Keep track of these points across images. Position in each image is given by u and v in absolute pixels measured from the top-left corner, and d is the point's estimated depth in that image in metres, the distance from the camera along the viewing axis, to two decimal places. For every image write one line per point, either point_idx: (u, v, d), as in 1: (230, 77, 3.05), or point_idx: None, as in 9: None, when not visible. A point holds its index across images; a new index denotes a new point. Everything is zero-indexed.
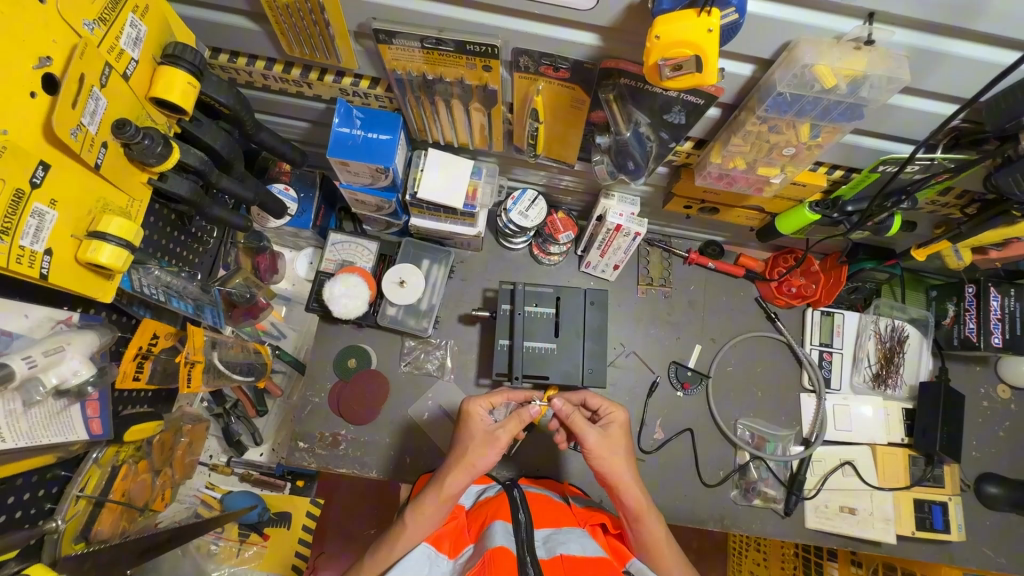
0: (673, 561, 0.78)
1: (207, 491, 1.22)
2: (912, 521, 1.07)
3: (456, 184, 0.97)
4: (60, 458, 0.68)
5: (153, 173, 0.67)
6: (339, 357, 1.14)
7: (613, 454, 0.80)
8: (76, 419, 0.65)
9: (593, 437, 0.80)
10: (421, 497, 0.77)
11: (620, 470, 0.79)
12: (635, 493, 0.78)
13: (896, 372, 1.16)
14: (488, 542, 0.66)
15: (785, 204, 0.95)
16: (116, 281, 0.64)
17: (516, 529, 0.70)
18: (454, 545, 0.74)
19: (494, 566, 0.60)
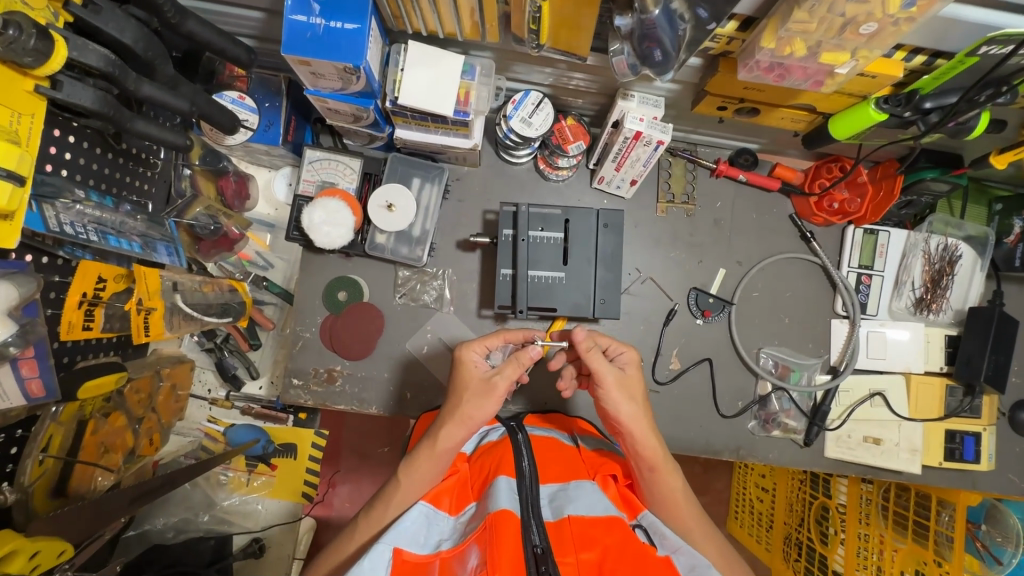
0: (686, 509, 0.79)
1: (210, 424, 1.19)
2: (941, 452, 1.02)
3: (445, 86, 0.81)
4: (1, 425, 0.62)
5: (42, 78, 0.54)
6: (328, 289, 1.04)
7: (629, 395, 0.79)
8: (9, 383, 0.59)
9: (610, 374, 0.79)
10: (418, 454, 0.79)
11: (635, 412, 0.78)
12: (652, 436, 0.78)
13: (942, 296, 1.05)
14: (490, 504, 0.68)
15: (845, 101, 0.77)
16: (18, 220, 0.54)
17: (519, 486, 0.71)
18: (457, 501, 0.78)
19: (496, 535, 0.63)
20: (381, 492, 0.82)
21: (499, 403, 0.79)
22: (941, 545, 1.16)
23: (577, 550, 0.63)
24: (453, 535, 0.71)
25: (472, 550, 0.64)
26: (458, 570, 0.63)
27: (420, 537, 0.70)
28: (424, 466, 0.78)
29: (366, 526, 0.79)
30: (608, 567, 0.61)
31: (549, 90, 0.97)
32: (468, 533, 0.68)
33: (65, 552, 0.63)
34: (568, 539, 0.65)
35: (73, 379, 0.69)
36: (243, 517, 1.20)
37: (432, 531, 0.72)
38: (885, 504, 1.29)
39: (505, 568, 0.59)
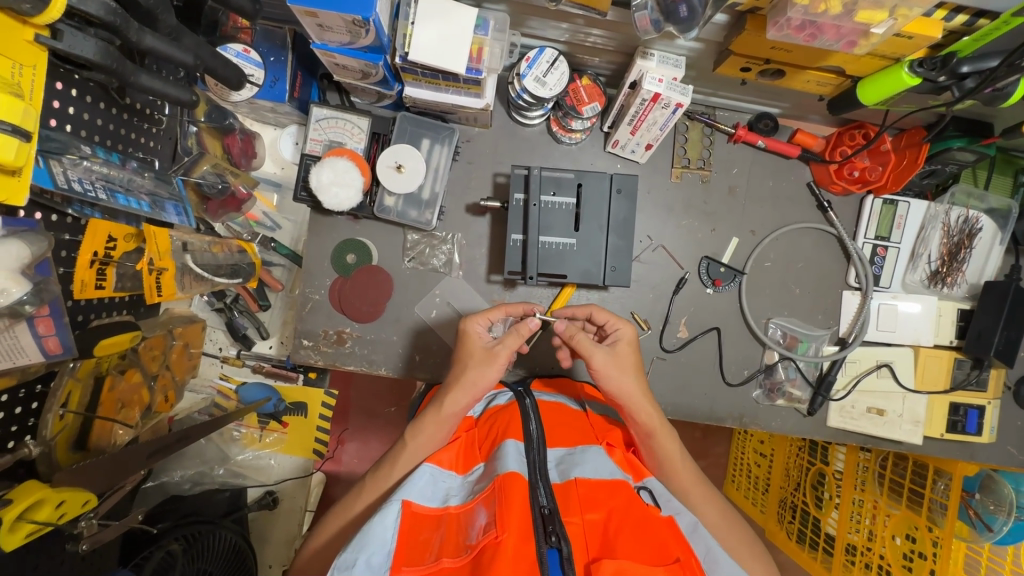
0: (685, 474, 0.81)
1: (222, 382, 1.21)
2: (943, 423, 1.03)
3: (457, 41, 0.78)
4: (22, 380, 0.63)
5: (42, 28, 0.52)
6: (336, 251, 1.03)
7: (617, 372, 0.82)
8: (27, 341, 0.59)
9: (599, 357, 0.82)
10: (425, 418, 0.82)
11: (627, 388, 0.81)
12: (646, 411, 0.81)
13: (958, 270, 1.03)
14: (498, 466, 0.69)
15: (876, 64, 0.74)
16: (25, 178, 0.53)
17: (528, 449, 0.73)
18: (464, 461, 0.79)
19: (505, 494, 0.64)
20: (390, 452, 0.84)
21: (501, 371, 0.82)
22: (935, 512, 1.19)
23: (582, 511, 0.66)
24: (461, 492, 0.72)
25: (480, 509, 0.66)
26: (467, 525, 0.65)
27: (429, 493, 0.72)
28: (431, 428, 0.81)
29: (377, 485, 0.81)
30: (612, 528, 0.64)
31: (565, 48, 0.93)
32: (477, 492, 0.70)
33: (87, 502, 0.66)
34: (574, 500, 0.67)
35: (88, 336, 0.69)
36: (255, 472, 1.24)
37: (440, 488, 0.73)
38: (882, 471, 1.32)
39: (513, 526, 0.61)
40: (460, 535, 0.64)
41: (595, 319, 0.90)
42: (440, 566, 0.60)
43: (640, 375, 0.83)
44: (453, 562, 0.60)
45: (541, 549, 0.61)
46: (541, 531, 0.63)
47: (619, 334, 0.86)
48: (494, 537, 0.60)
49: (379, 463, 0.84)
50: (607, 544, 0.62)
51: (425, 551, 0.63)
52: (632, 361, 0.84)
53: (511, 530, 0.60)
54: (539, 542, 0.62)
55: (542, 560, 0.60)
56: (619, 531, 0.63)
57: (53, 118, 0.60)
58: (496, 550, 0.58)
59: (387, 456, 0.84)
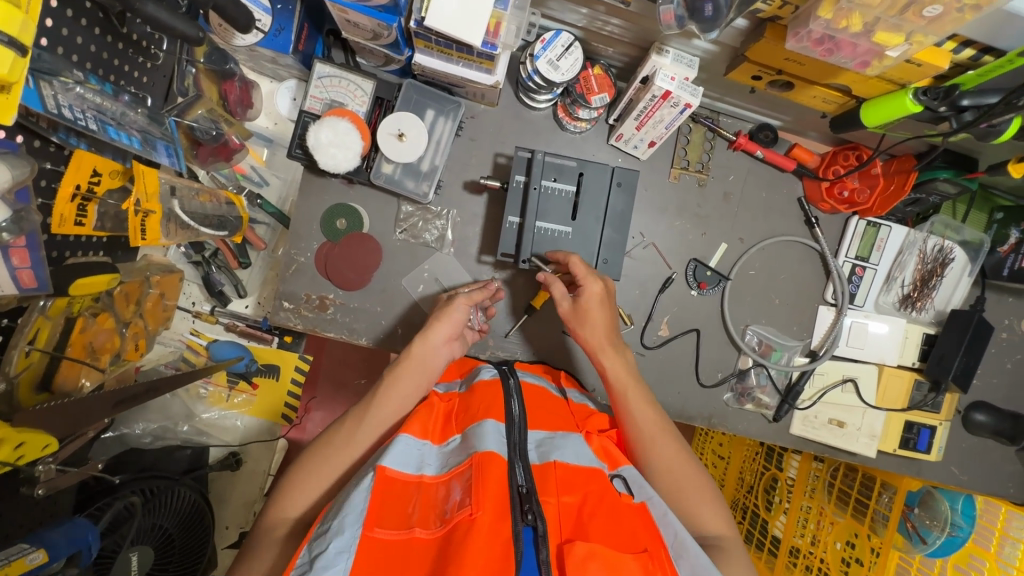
0: (648, 424, 0.83)
1: (191, 337, 1.18)
2: (897, 439, 1.07)
3: (476, 13, 0.76)
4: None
5: None
6: (327, 214, 1.01)
7: (580, 322, 0.89)
8: (0, 271, 0.56)
9: (565, 305, 0.90)
10: (398, 371, 0.83)
11: (593, 338, 0.89)
12: (614, 361, 0.87)
13: (928, 295, 1.08)
14: (476, 443, 0.70)
15: (881, 87, 0.76)
16: (16, 98, 0.50)
17: (508, 429, 0.74)
18: (440, 431, 0.79)
19: (482, 471, 0.65)
20: (359, 405, 0.83)
21: (460, 327, 0.88)
22: (876, 522, 1.28)
23: (558, 493, 0.67)
24: (436, 461, 0.73)
25: (455, 484, 0.67)
26: (442, 498, 0.66)
27: (405, 458, 0.71)
28: (406, 384, 0.83)
29: (351, 440, 0.80)
30: (587, 511, 0.66)
31: (581, 34, 0.92)
32: (453, 464, 0.70)
33: (48, 446, 0.64)
34: (551, 483, 0.69)
35: (64, 273, 0.66)
36: (221, 431, 1.21)
37: (415, 454, 0.73)
38: (832, 481, 1.39)
39: (489, 505, 0.62)
40: (434, 507, 0.65)
41: (572, 270, 0.88)
42: (412, 536, 0.62)
43: (606, 323, 0.88)
44: (426, 534, 0.62)
45: (517, 527, 0.62)
46: (518, 510, 0.63)
47: (584, 288, 0.88)
48: (470, 514, 0.61)
49: (348, 416, 0.83)
50: (581, 526, 0.64)
51: (399, 517, 0.64)
52: (602, 308, 0.88)
53: (486, 509, 0.62)
54: (516, 521, 0.62)
55: (517, 537, 0.61)
56: (594, 514, 0.65)
57: (43, 37, 0.57)
58: (471, 527, 0.60)
59: (358, 411, 0.82)
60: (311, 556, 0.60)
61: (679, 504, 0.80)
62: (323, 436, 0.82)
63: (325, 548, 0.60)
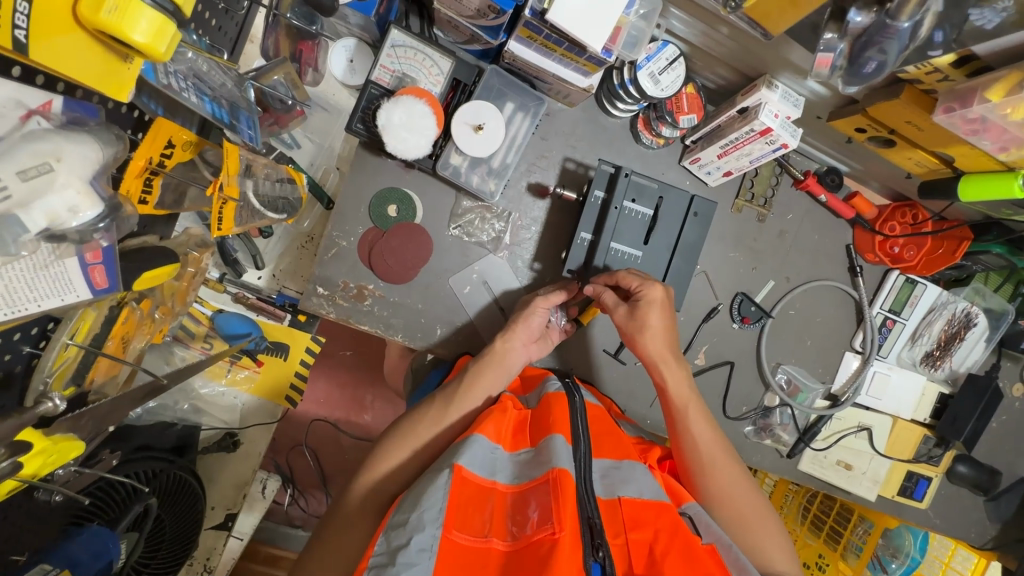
0: (709, 449, 0.83)
1: (195, 305, 1.05)
2: (896, 485, 1.14)
3: (604, 16, 0.68)
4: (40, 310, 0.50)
5: None
6: (378, 199, 0.92)
7: (641, 333, 0.84)
8: (71, 272, 0.51)
9: (620, 313, 0.84)
10: (484, 362, 0.83)
11: (653, 351, 0.84)
12: (675, 378, 0.85)
13: (948, 355, 1.13)
14: (551, 458, 0.67)
15: (986, 165, 0.75)
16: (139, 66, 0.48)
17: (576, 448, 0.71)
18: (512, 438, 0.76)
19: (560, 489, 0.62)
20: (445, 388, 0.81)
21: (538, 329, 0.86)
22: (849, 551, 1.38)
23: (626, 530, 0.65)
24: (508, 468, 0.70)
25: (530, 499, 0.64)
26: (518, 509, 0.63)
27: (480, 459, 0.68)
28: (488, 374, 0.82)
29: (437, 422, 0.78)
30: (659, 550, 0.64)
31: (685, 48, 0.86)
32: (527, 475, 0.67)
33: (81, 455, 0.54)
34: (619, 518, 0.67)
35: (131, 268, 0.58)
36: (218, 409, 1.11)
37: (489, 456, 0.70)
38: (807, 506, 1.53)
39: (570, 524, 0.59)
40: (511, 517, 0.63)
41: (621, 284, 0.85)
42: (490, 545, 0.60)
43: (666, 335, 0.84)
44: (503, 545, 0.60)
45: (588, 560, 0.60)
46: (589, 544, 0.61)
47: (642, 295, 0.82)
48: (552, 533, 0.58)
49: (433, 399, 0.81)
50: (654, 567, 0.62)
51: (475, 522, 0.62)
52: (661, 321, 0.83)
53: (568, 529, 0.59)
54: (587, 555, 0.60)
55: (589, 569, 0.59)
56: (667, 552, 0.63)
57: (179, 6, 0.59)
58: (554, 547, 0.57)
59: (444, 394, 0.80)
60: (389, 549, 0.58)
61: (740, 527, 0.81)
62: (406, 416, 0.81)
63: (405, 542, 0.58)
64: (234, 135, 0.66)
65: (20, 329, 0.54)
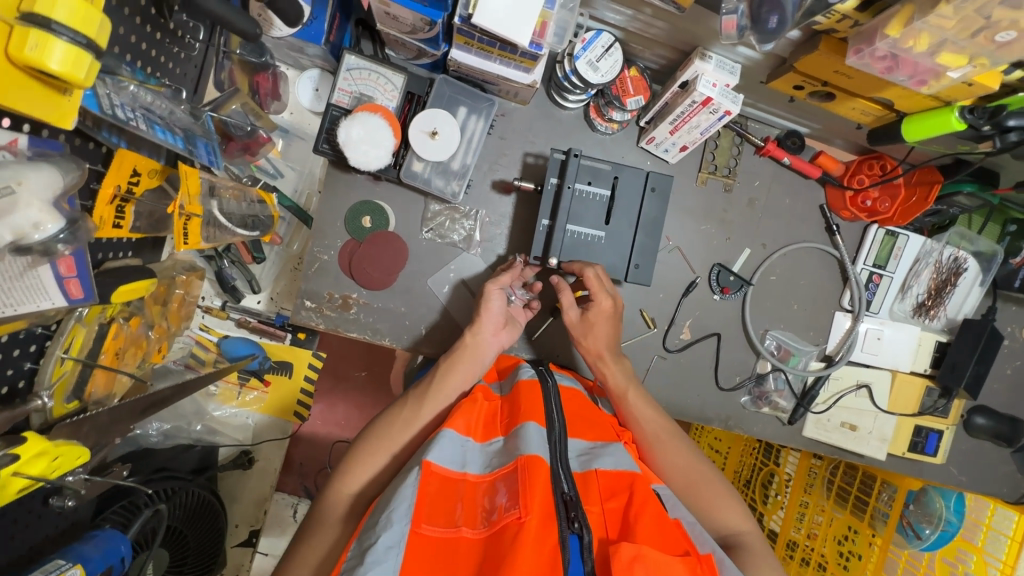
0: (656, 425, 0.85)
1: (201, 333, 1.14)
2: (906, 442, 1.11)
3: (527, 11, 0.73)
4: (27, 322, 0.58)
5: None
6: (352, 211, 0.98)
7: (584, 332, 0.90)
8: (46, 280, 0.57)
9: (573, 314, 0.90)
10: (455, 359, 0.85)
11: (594, 348, 0.90)
12: (614, 368, 0.89)
13: (941, 304, 1.11)
14: (520, 446, 0.69)
15: (925, 103, 0.76)
16: (74, 99, 0.54)
17: (549, 434, 0.73)
18: (483, 430, 0.78)
19: (527, 475, 0.64)
20: (417, 388, 0.84)
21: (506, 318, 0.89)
22: (876, 519, 1.34)
23: (602, 500, 0.67)
24: (478, 459, 0.72)
25: (499, 486, 0.66)
26: (486, 497, 0.65)
27: (449, 455, 0.70)
28: (460, 372, 0.84)
29: (410, 422, 0.81)
30: (632, 512, 0.65)
31: (621, 34, 0.90)
32: (497, 464, 0.69)
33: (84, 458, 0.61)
34: (594, 490, 0.69)
35: (106, 282, 0.65)
36: (231, 429, 1.18)
37: (459, 450, 0.72)
38: (831, 479, 1.45)
39: (536, 507, 0.62)
40: (479, 506, 0.65)
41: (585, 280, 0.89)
42: (460, 535, 0.62)
43: (609, 335, 0.89)
44: (473, 533, 0.62)
45: (565, 533, 0.61)
46: (564, 516, 0.62)
47: (594, 301, 0.89)
48: (518, 517, 0.60)
49: (407, 400, 0.83)
50: (628, 528, 0.64)
51: (446, 514, 0.64)
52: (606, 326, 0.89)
53: (534, 513, 0.61)
54: (562, 528, 0.61)
55: (565, 544, 0.60)
56: (639, 514, 0.65)
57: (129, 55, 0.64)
58: (520, 530, 0.59)
59: (417, 394, 0.83)
60: (360, 551, 0.60)
61: (694, 500, 0.82)
62: (381, 418, 0.83)
63: (374, 542, 0.59)
64: (194, 160, 0.74)
65: (19, 348, 0.60)
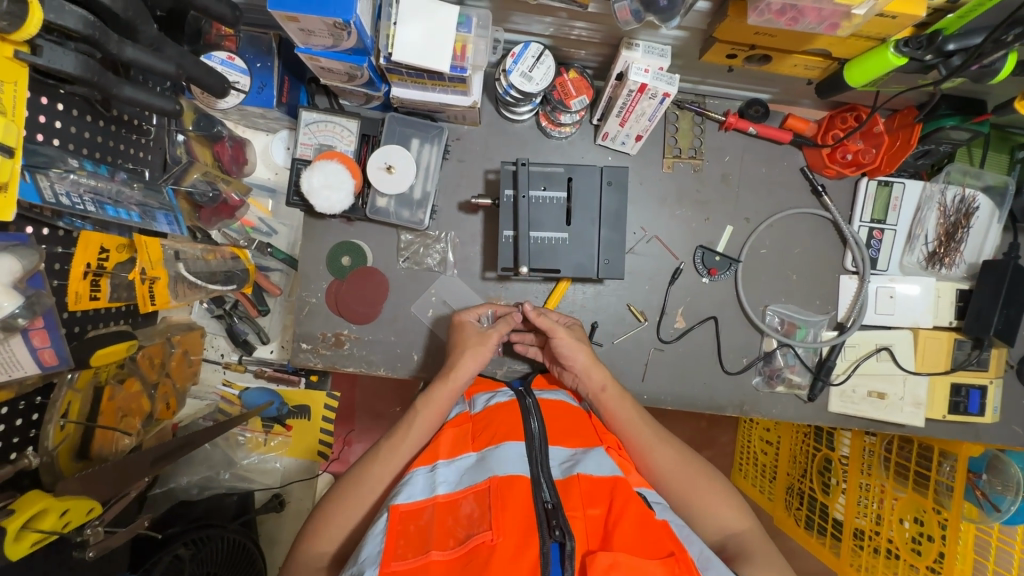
0: (642, 431, 0.85)
1: (225, 388, 1.22)
2: (945, 405, 1.03)
3: (440, 40, 0.77)
4: (17, 392, 0.66)
5: (19, 43, 0.52)
6: (332, 253, 1.04)
7: (572, 348, 0.91)
8: (21, 351, 0.62)
9: (561, 331, 0.92)
10: (425, 410, 0.86)
11: (581, 360, 0.91)
12: (599, 378, 0.90)
13: (956, 250, 1.03)
14: (496, 469, 0.70)
15: (861, 45, 0.73)
16: (9, 196, 0.55)
17: (527, 449, 0.74)
18: (451, 448, 0.78)
19: (504, 501, 0.65)
20: (389, 438, 0.84)
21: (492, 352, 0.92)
22: (941, 493, 1.14)
23: (583, 506, 0.66)
24: (449, 479, 0.72)
25: (473, 507, 0.66)
26: (457, 518, 0.65)
27: (418, 487, 0.71)
28: (428, 419, 0.85)
29: (381, 476, 0.81)
30: (612, 521, 0.64)
31: (550, 41, 0.92)
32: (466, 482, 0.70)
33: (93, 510, 0.70)
34: (575, 495, 0.67)
35: (84, 347, 0.74)
36: (261, 474, 1.25)
37: (428, 477, 0.72)
38: (887, 455, 1.25)
39: (511, 530, 0.62)
40: (450, 528, 0.64)
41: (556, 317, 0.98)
42: (429, 559, 0.60)
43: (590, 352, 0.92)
44: (443, 555, 0.61)
45: (543, 543, 0.60)
46: (544, 526, 0.62)
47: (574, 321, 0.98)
48: (490, 541, 0.60)
49: (378, 449, 0.84)
50: (607, 538, 0.62)
51: (419, 545, 0.63)
52: (583, 354, 0.92)
53: (506, 535, 0.61)
54: (542, 538, 0.60)
55: (544, 555, 0.59)
56: (618, 521, 0.63)
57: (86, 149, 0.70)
58: (492, 554, 0.59)
59: (387, 445, 0.83)
60: None
61: (688, 505, 0.79)
62: (352, 469, 0.83)
63: None
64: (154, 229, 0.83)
65: (23, 417, 0.69)
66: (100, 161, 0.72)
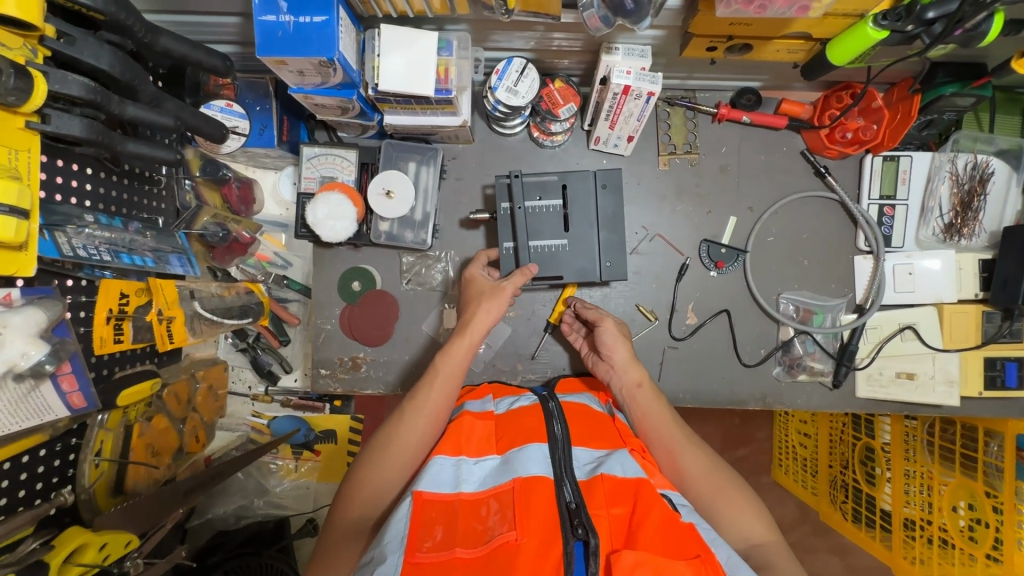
0: (672, 432, 0.84)
1: (255, 418, 1.26)
2: (980, 381, 0.99)
3: (422, 66, 0.80)
4: (51, 435, 0.71)
5: (30, 114, 0.57)
6: (342, 279, 1.08)
7: (614, 343, 0.93)
8: (51, 397, 0.66)
9: (607, 327, 0.94)
10: (442, 368, 0.84)
11: (621, 356, 0.92)
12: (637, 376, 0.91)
13: (973, 219, 0.98)
14: (519, 468, 0.70)
15: (841, 23, 0.73)
16: (29, 254, 0.60)
17: (552, 450, 0.74)
18: (477, 446, 0.77)
19: (527, 502, 0.65)
20: (410, 401, 0.82)
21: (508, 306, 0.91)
22: (990, 475, 1.08)
23: (607, 505, 0.66)
24: (473, 477, 0.71)
25: (496, 507, 0.66)
26: (483, 517, 0.65)
27: (441, 479, 0.70)
28: (447, 379, 0.83)
29: (407, 440, 0.78)
30: (636, 520, 0.63)
31: (533, 55, 0.94)
32: (491, 482, 0.70)
33: (131, 542, 0.73)
34: (599, 495, 0.67)
35: (111, 389, 0.78)
36: (294, 501, 1.28)
37: (452, 470, 0.72)
38: (930, 439, 1.20)
39: (534, 530, 0.62)
40: (475, 526, 0.64)
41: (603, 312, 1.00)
42: (454, 555, 0.60)
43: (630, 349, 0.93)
44: (468, 553, 0.61)
45: (568, 542, 0.60)
46: (568, 525, 0.62)
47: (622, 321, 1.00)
48: (514, 540, 0.61)
49: (400, 413, 0.81)
50: (632, 537, 0.62)
51: (442, 538, 0.63)
52: (623, 349, 0.93)
53: (531, 535, 0.61)
54: (567, 537, 0.60)
55: (569, 556, 0.59)
56: (642, 521, 0.63)
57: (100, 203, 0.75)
58: (517, 552, 0.59)
59: (410, 408, 0.81)
60: None
61: (711, 512, 0.77)
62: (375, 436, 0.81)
63: None
64: (169, 271, 0.87)
65: (60, 457, 0.73)
66: (113, 215, 0.77)
